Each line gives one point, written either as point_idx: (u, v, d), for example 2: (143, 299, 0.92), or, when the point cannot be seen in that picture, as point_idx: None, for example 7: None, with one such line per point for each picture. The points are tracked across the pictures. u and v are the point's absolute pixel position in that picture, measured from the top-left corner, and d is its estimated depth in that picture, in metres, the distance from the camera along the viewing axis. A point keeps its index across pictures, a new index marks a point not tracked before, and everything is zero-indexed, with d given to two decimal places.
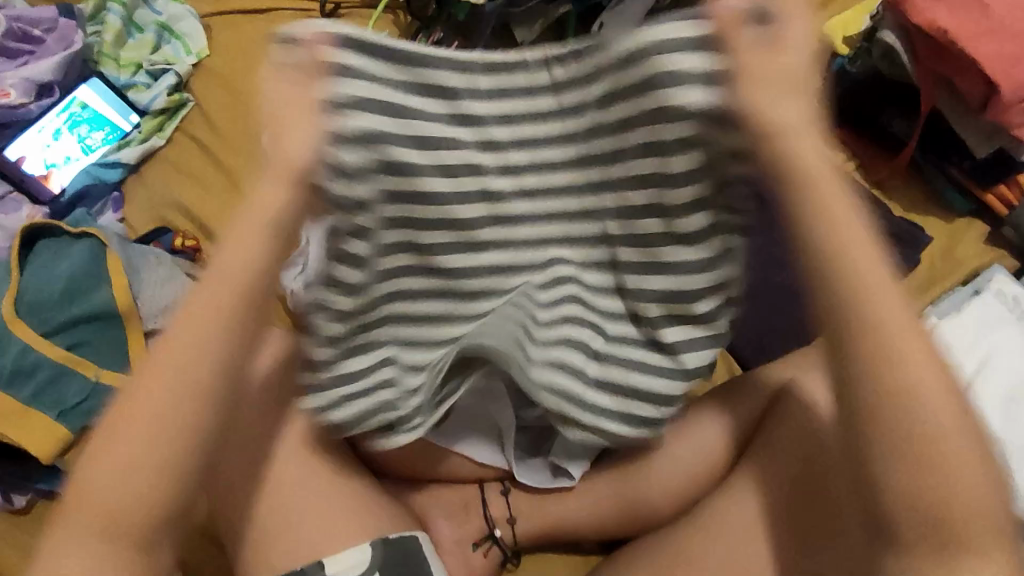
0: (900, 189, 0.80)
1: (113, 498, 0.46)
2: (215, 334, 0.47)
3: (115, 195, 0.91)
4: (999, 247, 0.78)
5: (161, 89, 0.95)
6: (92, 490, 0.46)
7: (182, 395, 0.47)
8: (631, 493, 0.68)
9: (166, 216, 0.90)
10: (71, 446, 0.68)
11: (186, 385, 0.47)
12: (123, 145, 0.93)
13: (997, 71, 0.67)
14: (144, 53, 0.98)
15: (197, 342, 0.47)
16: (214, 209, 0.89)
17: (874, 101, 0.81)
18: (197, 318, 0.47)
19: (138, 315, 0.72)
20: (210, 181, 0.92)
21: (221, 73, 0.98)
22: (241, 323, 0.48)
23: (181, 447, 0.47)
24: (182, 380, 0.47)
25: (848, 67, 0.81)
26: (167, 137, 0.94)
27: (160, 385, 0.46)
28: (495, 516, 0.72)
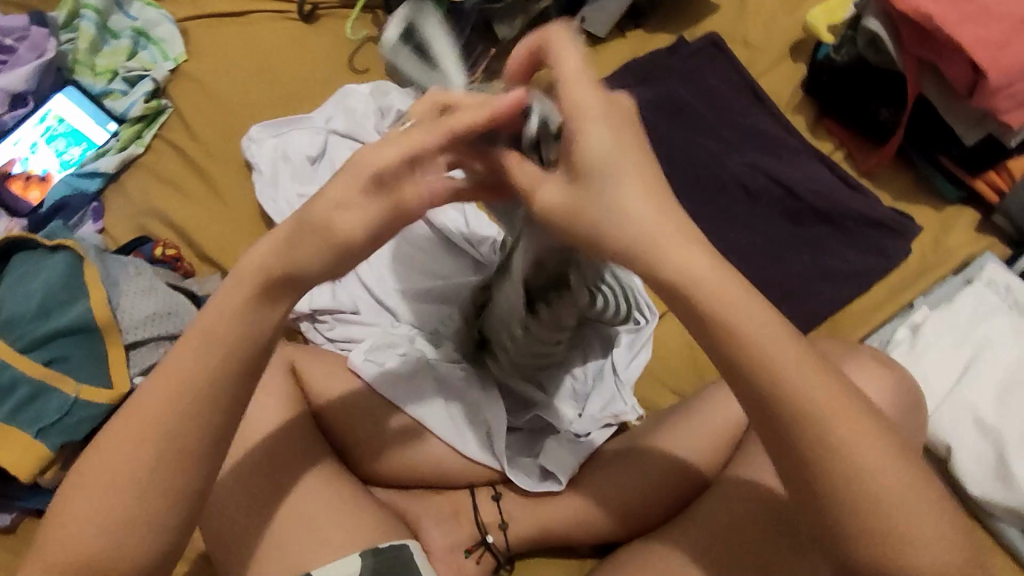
0: (889, 179, 0.81)
1: (89, 519, 0.44)
2: (212, 356, 0.46)
3: (95, 205, 0.89)
4: (991, 236, 0.77)
5: (137, 96, 0.94)
6: (67, 512, 0.44)
7: (174, 429, 0.45)
8: (623, 494, 0.67)
9: (146, 224, 0.88)
10: (52, 464, 0.66)
11: (181, 418, 0.45)
12: (101, 154, 0.91)
13: (983, 57, 0.66)
14: (119, 59, 0.96)
15: (192, 361, 0.45)
16: (196, 217, 0.88)
17: (861, 89, 0.80)
18: (195, 340, 0.46)
19: (118, 329, 0.70)
20: (191, 188, 0.90)
21: (200, 78, 0.97)
22: (238, 348, 0.46)
23: (157, 462, 0.45)
24: (170, 400, 0.45)
25: (833, 57, 0.80)
26: (146, 145, 0.93)
27: (151, 405, 0.45)
28: (486, 522, 0.70)
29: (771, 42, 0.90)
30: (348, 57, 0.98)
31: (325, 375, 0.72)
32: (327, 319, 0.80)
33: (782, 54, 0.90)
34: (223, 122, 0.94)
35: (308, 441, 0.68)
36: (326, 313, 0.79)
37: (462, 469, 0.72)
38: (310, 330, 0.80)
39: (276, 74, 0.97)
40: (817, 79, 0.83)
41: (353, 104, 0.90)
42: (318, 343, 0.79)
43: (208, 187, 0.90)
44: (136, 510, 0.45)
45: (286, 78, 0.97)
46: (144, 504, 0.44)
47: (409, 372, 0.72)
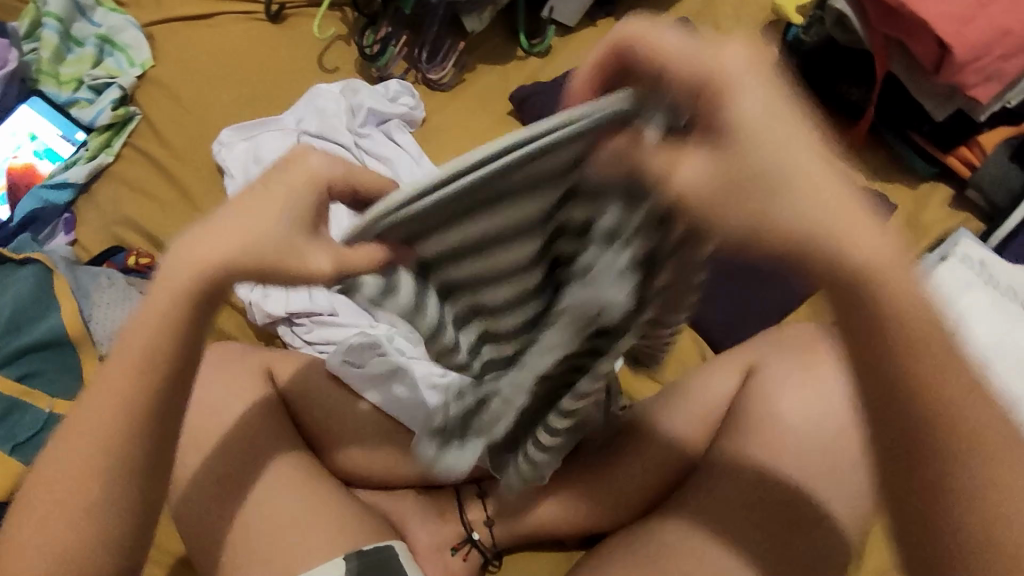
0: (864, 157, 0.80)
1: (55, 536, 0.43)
2: (162, 338, 0.43)
3: (67, 216, 0.88)
4: (965, 210, 0.77)
5: (104, 104, 0.93)
6: (36, 529, 0.44)
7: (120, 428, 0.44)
8: (606, 485, 0.66)
9: (119, 233, 0.87)
10: None
11: (123, 415, 0.44)
12: (69, 164, 0.90)
13: (948, 31, 0.66)
14: (85, 68, 0.95)
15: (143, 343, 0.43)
16: (169, 225, 0.87)
17: (831, 69, 0.79)
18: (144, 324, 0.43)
19: (92, 341, 0.69)
20: (163, 195, 0.89)
21: (167, 83, 0.96)
22: (186, 325, 0.43)
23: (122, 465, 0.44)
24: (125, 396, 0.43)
25: (804, 38, 0.80)
26: (116, 153, 0.92)
27: (106, 402, 0.43)
28: (472, 519, 0.71)
29: (741, 25, 0.90)
30: (317, 55, 0.97)
31: (303, 379, 0.72)
32: (304, 322, 0.78)
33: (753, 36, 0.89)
34: (193, 127, 0.93)
35: (288, 447, 0.68)
36: (302, 315, 0.78)
37: None
38: (285, 332, 0.79)
39: (245, 77, 0.96)
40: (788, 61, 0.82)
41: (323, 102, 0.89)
42: (296, 346, 0.77)
43: (179, 194, 0.89)
44: (99, 519, 0.44)
45: (255, 80, 0.96)
46: (114, 518, 0.44)
47: (389, 373, 0.71)
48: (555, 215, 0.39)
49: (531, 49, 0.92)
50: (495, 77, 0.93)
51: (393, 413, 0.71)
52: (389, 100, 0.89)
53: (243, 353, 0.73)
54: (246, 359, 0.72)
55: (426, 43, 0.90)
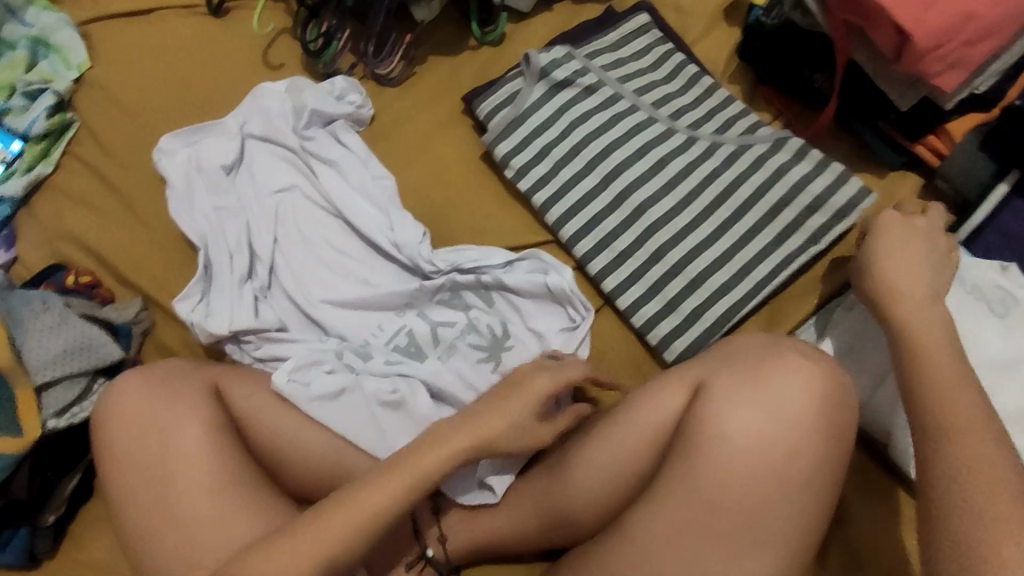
0: (829, 147, 0.77)
1: None
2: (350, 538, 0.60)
3: (6, 232, 0.85)
4: (935, 199, 0.74)
5: (39, 111, 0.88)
6: None
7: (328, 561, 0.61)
8: (558, 500, 0.64)
9: (60, 247, 0.84)
10: None
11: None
12: (7, 177, 0.86)
13: (908, 18, 0.62)
14: (17, 72, 0.90)
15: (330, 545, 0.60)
16: (111, 236, 0.84)
17: (791, 54, 0.75)
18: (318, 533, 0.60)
19: (25, 372, 0.67)
20: (105, 206, 0.86)
21: (106, 85, 0.92)
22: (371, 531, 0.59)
23: None
24: None
25: (763, 20, 0.76)
26: (55, 163, 0.88)
27: None
28: (425, 534, 0.68)
29: (702, 5, 0.86)
30: (263, 51, 0.93)
31: (248, 396, 0.70)
32: (253, 338, 0.76)
33: (714, 19, 0.85)
34: (135, 131, 0.89)
35: (233, 469, 0.66)
36: (248, 333, 0.75)
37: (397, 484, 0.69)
38: (234, 349, 0.77)
39: (187, 75, 0.92)
40: (748, 44, 0.79)
41: (269, 104, 0.85)
42: (244, 363, 0.76)
43: (122, 204, 0.86)
44: None
45: (199, 78, 0.92)
46: None
47: (339, 393, 0.70)
48: (672, 172, 0.75)
49: (484, 36, 0.87)
50: (448, 67, 0.88)
51: (344, 430, 0.69)
52: (336, 98, 0.84)
53: (184, 372, 0.70)
54: (187, 377, 0.69)
55: (372, 36, 0.86)
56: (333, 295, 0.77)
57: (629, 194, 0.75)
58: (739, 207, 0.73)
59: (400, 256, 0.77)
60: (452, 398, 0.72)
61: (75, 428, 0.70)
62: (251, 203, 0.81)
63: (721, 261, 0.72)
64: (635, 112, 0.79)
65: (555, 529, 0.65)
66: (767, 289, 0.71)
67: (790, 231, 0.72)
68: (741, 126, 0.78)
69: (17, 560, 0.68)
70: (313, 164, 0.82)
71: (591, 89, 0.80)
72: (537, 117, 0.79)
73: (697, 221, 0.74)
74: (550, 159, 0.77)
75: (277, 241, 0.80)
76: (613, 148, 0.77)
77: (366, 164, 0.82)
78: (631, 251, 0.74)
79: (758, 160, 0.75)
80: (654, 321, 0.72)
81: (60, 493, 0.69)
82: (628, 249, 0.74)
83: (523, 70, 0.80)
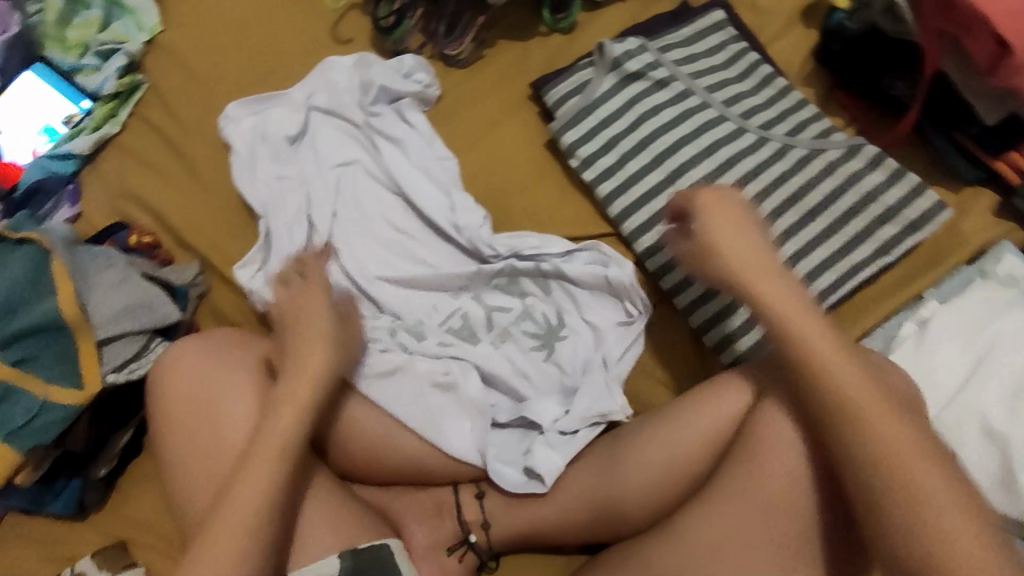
0: (904, 157, 0.75)
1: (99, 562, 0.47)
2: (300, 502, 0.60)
3: (72, 187, 0.86)
4: (1010, 219, 0.72)
5: (110, 72, 0.89)
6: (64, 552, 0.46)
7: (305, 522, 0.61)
8: (607, 494, 0.63)
9: (123, 207, 0.85)
10: (26, 466, 0.65)
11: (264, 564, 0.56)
12: (75, 133, 0.87)
13: (1010, 30, 0.59)
14: (91, 32, 0.91)
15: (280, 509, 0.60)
16: (173, 199, 0.85)
17: (874, 59, 0.74)
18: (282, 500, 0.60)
19: (90, 325, 0.67)
20: (168, 169, 0.87)
21: (176, 49, 0.92)
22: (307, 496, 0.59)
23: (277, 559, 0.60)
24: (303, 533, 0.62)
25: (846, 23, 0.75)
26: (122, 123, 0.89)
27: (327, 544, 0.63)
28: (468, 520, 0.69)
29: (780, 5, 0.84)
30: (331, 25, 0.93)
31: None
32: None
33: (791, 20, 0.84)
34: (201, 98, 0.90)
35: None
36: None
37: (443, 467, 0.69)
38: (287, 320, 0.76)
39: (255, 45, 0.92)
40: (827, 48, 0.77)
41: (336, 78, 0.85)
42: None
43: (186, 168, 0.87)
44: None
45: (267, 48, 0.92)
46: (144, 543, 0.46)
47: (392, 370, 0.70)
48: (742, 172, 0.74)
49: (555, 24, 0.87)
50: (515, 54, 0.88)
51: (394, 408, 0.68)
52: (403, 76, 0.84)
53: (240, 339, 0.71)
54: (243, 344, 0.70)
55: (444, 17, 0.86)
56: (390, 272, 0.77)
57: (697, 190, 0.74)
58: (809, 211, 0.72)
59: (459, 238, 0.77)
60: (503, 384, 0.72)
61: (130, 385, 0.71)
62: (313, 176, 0.82)
63: (788, 265, 0.70)
64: (707, 108, 0.78)
65: (600, 523, 0.64)
66: (834, 297, 0.69)
67: (860, 239, 0.70)
68: (816, 129, 0.76)
69: (66, 510, 0.69)
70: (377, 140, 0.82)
71: (663, 82, 0.79)
72: (606, 108, 0.78)
73: (765, 222, 0.72)
74: (617, 151, 0.76)
75: (337, 214, 0.80)
76: (683, 143, 0.76)
77: (429, 144, 0.82)
78: None
79: (831, 166, 0.73)
80: (715, 321, 0.71)
81: (111, 450, 0.69)
82: None
83: (595, 60, 0.80)
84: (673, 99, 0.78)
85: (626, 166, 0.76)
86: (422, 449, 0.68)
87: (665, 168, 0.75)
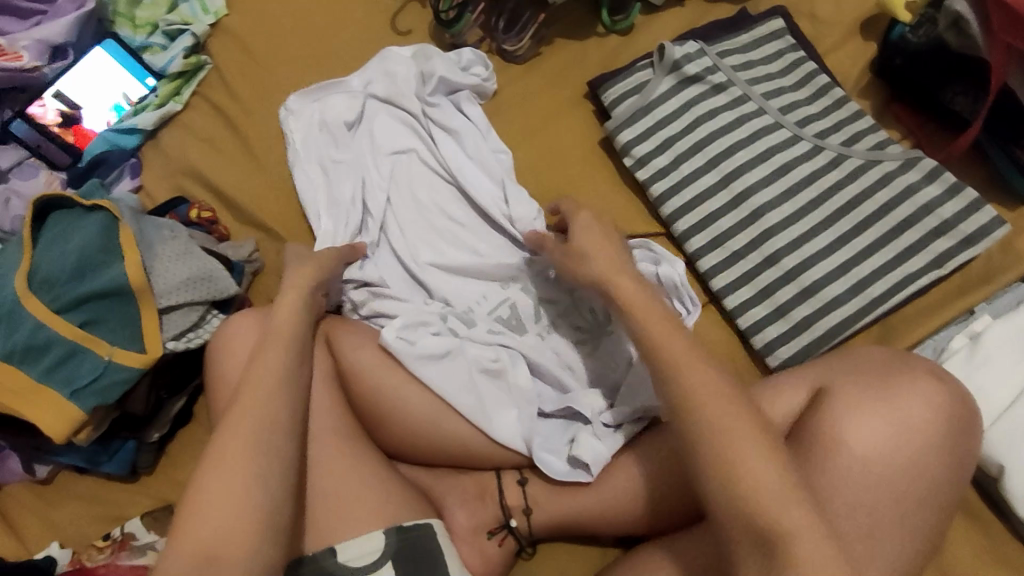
0: (960, 173, 0.75)
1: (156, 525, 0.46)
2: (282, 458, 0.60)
3: (134, 161, 0.89)
4: None
5: (177, 51, 0.91)
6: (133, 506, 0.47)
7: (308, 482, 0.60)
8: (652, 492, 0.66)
9: (183, 183, 0.88)
10: (86, 426, 0.67)
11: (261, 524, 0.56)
12: (139, 109, 0.90)
13: None
14: (160, 12, 0.94)
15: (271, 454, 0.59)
16: (232, 177, 0.87)
17: (936, 73, 0.74)
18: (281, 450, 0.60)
19: (153, 294, 0.69)
20: (228, 148, 0.89)
21: (240, 32, 0.95)
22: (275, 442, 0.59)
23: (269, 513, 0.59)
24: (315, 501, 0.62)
25: (908, 37, 0.75)
26: (185, 102, 0.91)
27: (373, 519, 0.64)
28: (509, 505, 0.70)
29: (839, 16, 0.85)
30: (391, 16, 0.95)
31: (353, 348, 0.72)
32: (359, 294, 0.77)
33: (850, 31, 0.85)
34: (262, 80, 0.92)
35: (334, 415, 0.68)
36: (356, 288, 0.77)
37: (489, 452, 0.70)
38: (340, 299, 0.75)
39: (318, 32, 0.94)
40: (888, 62, 0.78)
41: (394, 68, 0.86)
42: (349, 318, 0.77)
43: (245, 147, 0.89)
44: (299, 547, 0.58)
45: (328, 35, 0.94)
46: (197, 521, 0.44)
47: (444, 354, 0.71)
48: (796, 179, 0.75)
49: (614, 25, 0.88)
50: (574, 53, 0.89)
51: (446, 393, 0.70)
52: (462, 70, 0.86)
53: None
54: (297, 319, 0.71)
55: (505, 12, 0.88)
56: (441, 261, 0.78)
57: (750, 194, 0.75)
58: (861, 221, 0.72)
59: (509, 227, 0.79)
60: (550, 375, 0.73)
61: (187, 353, 0.73)
62: (369, 161, 0.83)
63: (839, 272, 0.71)
64: (764, 114, 0.79)
65: (644, 518, 0.67)
66: (884, 306, 0.70)
67: (911, 252, 0.71)
68: (873, 139, 0.77)
69: (120, 471, 0.71)
70: (434, 131, 0.84)
71: (721, 86, 0.80)
72: (663, 109, 0.79)
73: (817, 229, 0.73)
74: (672, 152, 0.78)
75: (390, 202, 0.82)
76: (738, 147, 0.77)
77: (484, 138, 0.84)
78: (746, 251, 0.73)
79: (887, 177, 0.74)
80: (762, 323, 0.71)
81: (165, 416, 0.72)
82: (743, 249, 0.74)
83: (655, 61, 0.81)
84: (730, 103, 0.79)
85: (680, 166, 0.77)
86: (468, 434, 0.70)
87: (719, 170, 0.76)
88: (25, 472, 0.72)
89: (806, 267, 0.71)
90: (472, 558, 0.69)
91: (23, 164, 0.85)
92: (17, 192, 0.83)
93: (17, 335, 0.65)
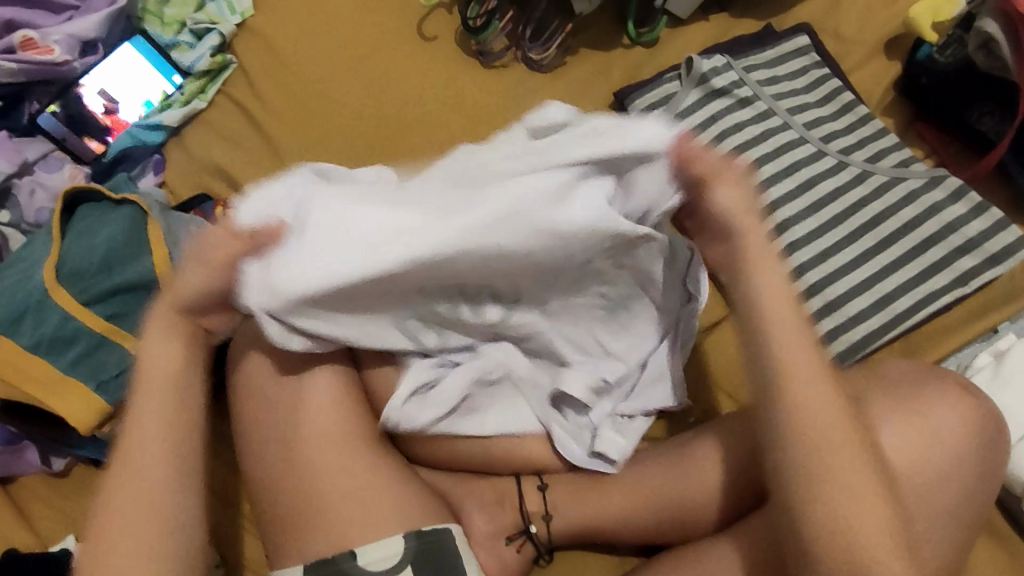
0: (984, 192, 0.76)
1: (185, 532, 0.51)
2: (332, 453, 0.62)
3: (157, 157, 0.89)
4: None
5: (204, 50, 0.92)
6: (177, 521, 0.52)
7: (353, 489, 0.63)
8: (676, 494, 0.67)
9: (206, 181, 0.88)
10: (107, 419, 0.66)
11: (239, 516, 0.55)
12: (165, 106, 0.90)
13: None
14: (188, 11, 0.95)
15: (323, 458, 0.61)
16: (256, 176, 0.87)
17: (962, 92, 0.76)
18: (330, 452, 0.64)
19: None
20: (252, 147, 0.89)
21: (266, 33, 0.95)
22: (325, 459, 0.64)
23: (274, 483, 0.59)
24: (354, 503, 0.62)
25: (936, 57, 0.76)
26: (210, 100, 0.92)
27: (392, 522, 0.63)
28: (531, 511, 0.70)
29: (863, 34, 0.86)
30: (417, 20, 0.95)
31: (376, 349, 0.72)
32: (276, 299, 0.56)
33: (874, 49, 0.85)
34: (288, 81, 0.92)
35: (357, 416, 0.68)
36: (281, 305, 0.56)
37: (509, 457, 0.70)
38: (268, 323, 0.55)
39: (343, 35, 0.95)
40: (914, 80, 0.79)
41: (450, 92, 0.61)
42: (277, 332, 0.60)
43: (269, 147, 0.89)
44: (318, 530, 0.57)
45: (353, 38, 0.94)
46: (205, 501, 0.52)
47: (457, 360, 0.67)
48: (819, 194, 0.76)
49: (639, 38, 0.89)
50: (600, 63, 0.90)
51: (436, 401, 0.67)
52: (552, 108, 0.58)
53: None
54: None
55: (532, 21, 0.89)
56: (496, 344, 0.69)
57: (774, 207, 0.75)
58: (885, 239, 0.73)
59: (631, 209, 0.56)
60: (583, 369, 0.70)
61: (209, 350, 0.73)
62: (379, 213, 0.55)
63: (863, 287, 0.71)
64: (789, 129, 0.79)
65: (663, 520, 0.68)
66: (910, 321, 0.70)
67: (934, 269, 0.72)
68: (897, 156, 0.77)
69: None
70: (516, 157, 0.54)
71: (746, 101, 0.80)
72: (689, 121, 0.80)
73: (842, 245, 0.73)
74: None
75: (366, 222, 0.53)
76: (764, 161, 0.77)
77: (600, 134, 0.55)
78: None
79: (910, 195, 0.75)
80: None
81: None
82: None
83: (681, 74, 0.81)
84: (756, 117, 0.79)
85: None
86: (489, 438, 0.70)
87: None
88: (41, 465, 0.71)
89: (830, 280, 0.72)
90: (490, 564, 0.68)
91: (49, 157, 0.85)
92: (41, 184, 0.83)
93: (44, 326, 0.65)
